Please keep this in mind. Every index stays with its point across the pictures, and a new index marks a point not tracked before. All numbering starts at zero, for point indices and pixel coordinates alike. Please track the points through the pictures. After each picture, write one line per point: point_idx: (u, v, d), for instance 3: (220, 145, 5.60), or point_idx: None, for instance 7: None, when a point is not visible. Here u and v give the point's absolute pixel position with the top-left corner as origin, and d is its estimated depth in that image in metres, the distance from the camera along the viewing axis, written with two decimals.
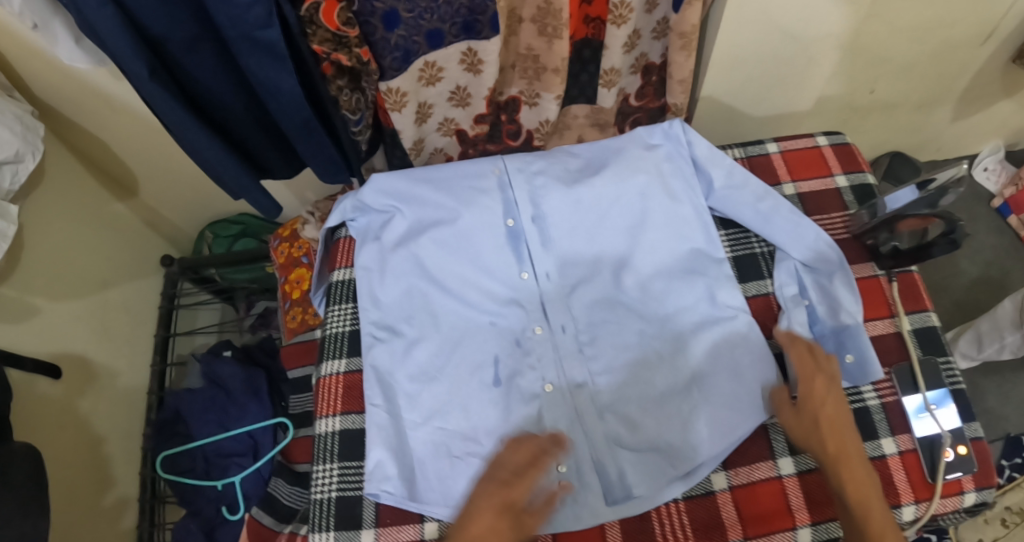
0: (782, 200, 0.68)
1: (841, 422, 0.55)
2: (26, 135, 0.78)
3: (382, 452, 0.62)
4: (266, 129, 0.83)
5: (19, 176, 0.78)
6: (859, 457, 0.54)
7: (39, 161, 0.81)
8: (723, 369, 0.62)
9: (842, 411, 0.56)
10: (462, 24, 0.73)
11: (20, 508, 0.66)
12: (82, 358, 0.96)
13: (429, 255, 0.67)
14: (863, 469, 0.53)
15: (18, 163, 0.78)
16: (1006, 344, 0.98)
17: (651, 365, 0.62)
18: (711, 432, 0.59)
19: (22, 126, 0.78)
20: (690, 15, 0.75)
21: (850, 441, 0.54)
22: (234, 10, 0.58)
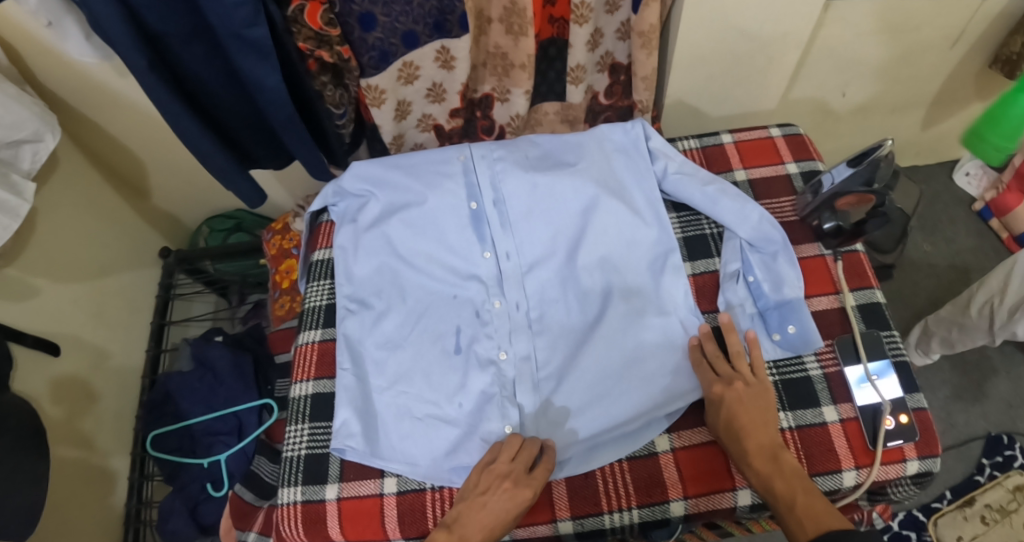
0: (728, 185, 0.74)
1: (756, 396, 0.62)
2: (45, 116, 0.85)
3: (348, 412, 0.70)
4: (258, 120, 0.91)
5: (39, 156, 0.86)
6: (766, 424, 0.61)
7: (57, 140, 0.88)
8: (661, 348, 0.69)
9: (755, 385, 0.63)
10: (433, 24, 0.80)
11: (13, 453, 0.73)
12: (79, 336, 1.03)
13: (398, 235, 0.75)
14: (769, 434, 0.61)
15: (38, 143, 0.85)
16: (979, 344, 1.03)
17: (594, 336, 0.69)
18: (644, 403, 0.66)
19: (40, 109, 0.84)
20: (648, 15, 0.82)
21: (768, 430, 0.61)
22: (224, 10, 0.66)
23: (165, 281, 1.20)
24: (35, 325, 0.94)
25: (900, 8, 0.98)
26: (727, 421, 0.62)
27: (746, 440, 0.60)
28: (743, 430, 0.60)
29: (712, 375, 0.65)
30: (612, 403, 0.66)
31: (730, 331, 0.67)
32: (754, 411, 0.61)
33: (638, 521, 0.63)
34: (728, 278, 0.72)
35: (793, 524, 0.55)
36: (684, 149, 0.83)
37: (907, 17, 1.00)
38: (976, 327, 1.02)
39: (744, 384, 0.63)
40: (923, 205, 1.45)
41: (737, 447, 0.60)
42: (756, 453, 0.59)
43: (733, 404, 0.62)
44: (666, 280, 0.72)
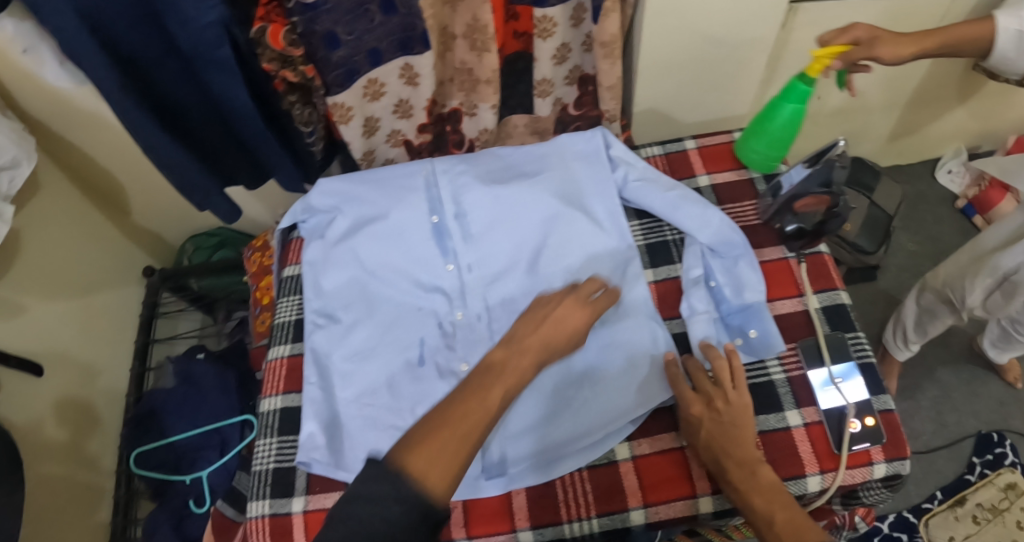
0: (689, 191, 0.74)
1: (733, 411, 0.60)
2: (21, 143, 0.87)
3: (314, 425, 0.71)
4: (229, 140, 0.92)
5: (16, 182, 0.87)
6: (744, 437, 0.59)
7: (34, 166, 0.90)
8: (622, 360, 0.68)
9: (734, 400, 0.60)
10: (398, 41, 0.81)
11: None
12: (64, 355, 1.05)
13: (364, 248, 0.76)
14: (747, 447, 0.58)
15: (15, 169, 0.87)
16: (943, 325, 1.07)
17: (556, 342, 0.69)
18: (611, 409, 0.65)
19: (16, 134, 0.87)
20: (608, 26, 0.83)
21: (745, 444, 0.58)
22: (191, 31, 0.67)
23: (151, 299, 1.20)
24: (21, 346, 0.96)
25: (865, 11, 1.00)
26: (706, 439, 0.60)
27: (726, 460, 0.58)
28: (722, 448, 0.58)
29: (687, 391, 0.62)
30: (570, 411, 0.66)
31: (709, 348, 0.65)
32: (737, 427, 0.59)
33: (599, 530, 0.63)
34: (691, 283, 0.72)
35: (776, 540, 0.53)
36: (648, 156, 0.84)
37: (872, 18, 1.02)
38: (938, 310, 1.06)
39: (724, 399, 0.61)
40: (906, 204, 1.44)
41: (721, 466, 0.58)
42: (737, 471, 0.57)
43: (711, 425, 0.60)
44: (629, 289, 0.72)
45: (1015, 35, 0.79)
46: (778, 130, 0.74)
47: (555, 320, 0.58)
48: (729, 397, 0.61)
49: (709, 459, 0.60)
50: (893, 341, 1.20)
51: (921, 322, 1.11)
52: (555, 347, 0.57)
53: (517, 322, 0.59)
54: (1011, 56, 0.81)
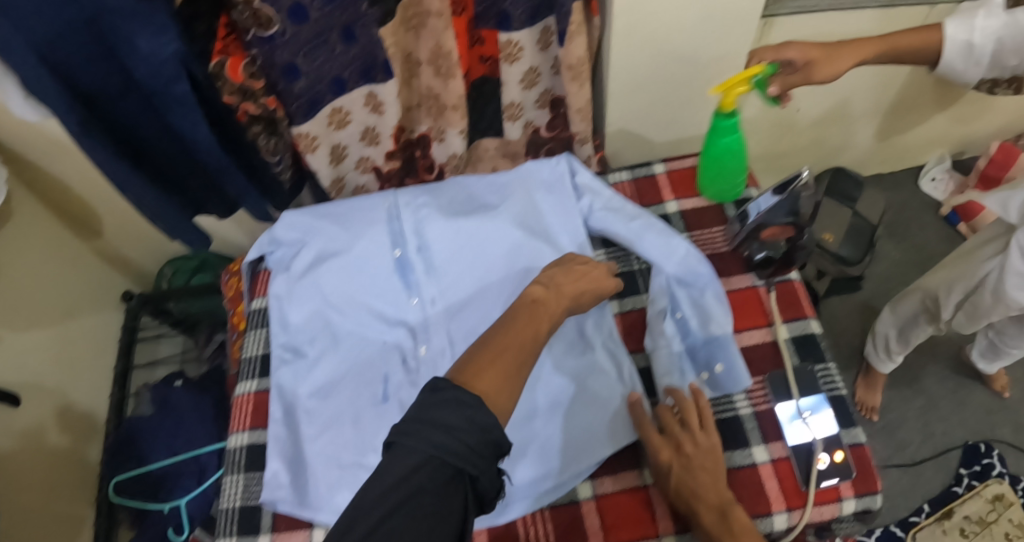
0: (654, 219, 0.74)
1: (699, 455, 0.60)
2: None
3: (278, 463, 0.70)
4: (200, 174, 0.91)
5: None
6: (711, 480, 0.58)
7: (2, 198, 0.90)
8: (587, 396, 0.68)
9: (699, 443, 0.60)
10: (359, 70, 0.80)
11: None
12: (41, 383, 1.04)
13: (328, 282, 0.76)
14: (714, 491, 0.58)
15: None
16: (924, 334, 1.07)
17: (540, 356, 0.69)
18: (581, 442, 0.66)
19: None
20: (575, 49, 0.81)
21: (713, 487, 0.58)
22: (148, 66, 0.66)
23: (131, 323, 1.19)
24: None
25: (831, 27, 1.01)
26: (675, 486, 0.60)
27: (695, 506, 0.58)
28: (691, 495, 0.58)
29: (655, 436, 0.62)
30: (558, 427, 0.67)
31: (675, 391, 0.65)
32: (706, 472, 0.59)
33: None
34: (656, 316, 0.71)
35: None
36: (616, 182, 0.84)
37: (841, 32, 1.02)
38: (917, 319, 1.07)
39: (691, 441, 0.61)
40: (890, 212, 1.43)
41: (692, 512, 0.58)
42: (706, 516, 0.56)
43: (678, 471, 0.59)
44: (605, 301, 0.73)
45: (962, 46, 0.82)
46: (728, 159, 0.73)
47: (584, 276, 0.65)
48: (694, 440, 0.61)
49: (681, 505, 0.59)
50: (875, 354, 1.19)
51: (902, 332, 1.11)
52: (589, 294, 0.64)
53: (555, 273, 0.65)
54: (959, 67, 0.84)
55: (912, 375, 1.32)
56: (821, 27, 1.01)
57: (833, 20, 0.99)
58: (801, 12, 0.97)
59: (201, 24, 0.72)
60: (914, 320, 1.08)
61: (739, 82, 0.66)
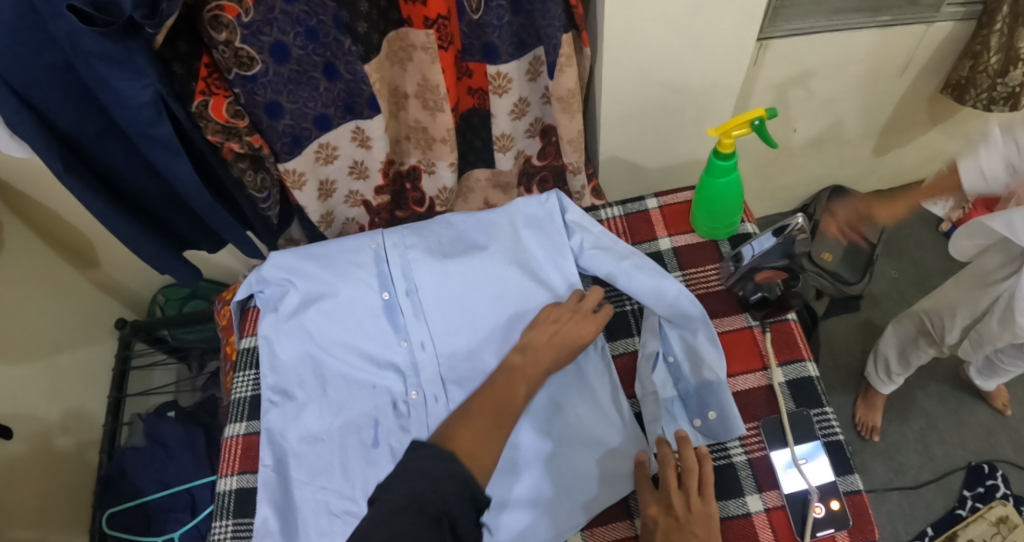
0: (645, 258, 0.72)
1: (694, 519, 0.57)
2: None
3: (269, 509, 0.68)
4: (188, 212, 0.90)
5: None
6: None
7: None
8: (580, 442, 0.67)
9: (697, 508, 0.58)
10: (344, 107, 0.80)
11: None
12: (34, 416, 1.04)
13: (316, 325, 0.75)
14: None
15: None
16: (926, 356, 1.05)
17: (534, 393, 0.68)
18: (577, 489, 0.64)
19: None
20: (565, 80, 0.80)
21: None
22: (127, 112, 0.64)
23: (122, 352, 1.19)
24: None
25: (824, 49, 0.99)
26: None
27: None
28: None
29: (649, 492, 0.61)
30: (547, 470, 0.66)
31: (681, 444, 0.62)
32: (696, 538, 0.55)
33: None
34: (646, 359, 0.71)
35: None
36: (607, 218, 0.82)
37: (835, 53, 1.01)
38: (918, 341, 1.05)
39: (683, 502, 0.58)
40: (890, 229, 1.42)
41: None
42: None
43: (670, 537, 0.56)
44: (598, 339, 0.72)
45: None
46: (726, 199, 0.72)
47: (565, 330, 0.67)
48: (683, 503, 0.58)
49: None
50: (875, 375, 1.17)
51: (903, 353, 1.10)
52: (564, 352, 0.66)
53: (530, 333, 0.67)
54: None
55: (914, 395, 1.30)
56: (813, 49, 0.99)
57: (821, 47, 0.99)
58: (795, 35, 0.95)
59: (179, 65, 0.69)
60: (915, 342, 1.06)
61: (737, 120, 0.67)
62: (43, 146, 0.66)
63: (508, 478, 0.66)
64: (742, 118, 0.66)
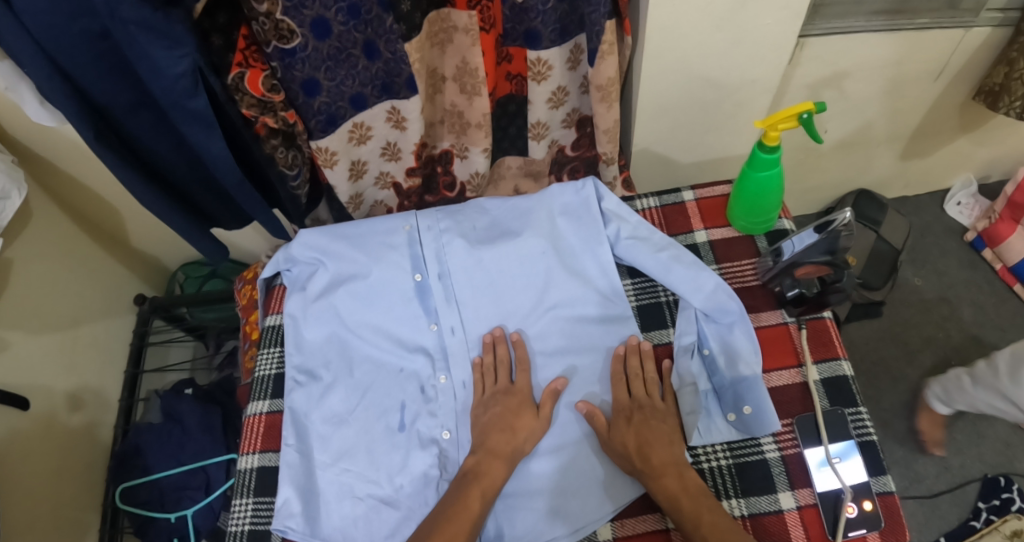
0: (682, 251, 0.71)
1: (655, 416, 0.64)
2: (11, 175, 0.88)
3: (290, 490, 0.68)
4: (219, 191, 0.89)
5: (6, 212, 0.87)
6: (667, 441, 0.62)
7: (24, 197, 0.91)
8: None
9: (655, 406, 0.65)
10: (381, 86, 0.79)
11: None
12: (49, 390, 1.03)
13: (345, 306, 0.74)
14: (670, 453, 0.62)
15: (5, 199, 0.87)
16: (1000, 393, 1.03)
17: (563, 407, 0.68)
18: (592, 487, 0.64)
19: (5, 165, 0.88)
20: (606, 69, 0.79)
21: (669, 448, 0.62)
22: (163, 83, 0.63)
23: (140, 329, 1.19)
24: (6, 381, 0.94)
25: (862, 50, 0.98)
26: (636, 444, 0.62)
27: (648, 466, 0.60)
28: (648, 450, 0.61)
29: (624, 398, 0.66)
30: (563, 462, 0.65)
31: (632, 354, 0.69)
32: (653, 435, 0.63)
33: None
34: (683, 351, 0.70)
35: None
36: (643, 208, 0.81)
37: (871, 56, 1.00)
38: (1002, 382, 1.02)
39: (649, 412, 0.65)
40: (913, 237, 1.40)
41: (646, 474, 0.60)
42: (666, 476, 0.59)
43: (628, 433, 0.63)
44: (560, 413, 0.68)
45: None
46: (767, 195, 0.71)
47: (501, 419, 0.65)
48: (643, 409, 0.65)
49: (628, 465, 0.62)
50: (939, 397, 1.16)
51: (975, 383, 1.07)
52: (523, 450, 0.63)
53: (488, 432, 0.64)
54: None
55: None
56: (849, 49, 0.97)
57: (857, 48, 0.98)
58: (834, 33, 0.94)
59: (217, 36, 0.67)
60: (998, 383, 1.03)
61: (785, 113, 0.66)
62: (79, 112, 0.66)
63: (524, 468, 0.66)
64: (789, 113, 0.65)
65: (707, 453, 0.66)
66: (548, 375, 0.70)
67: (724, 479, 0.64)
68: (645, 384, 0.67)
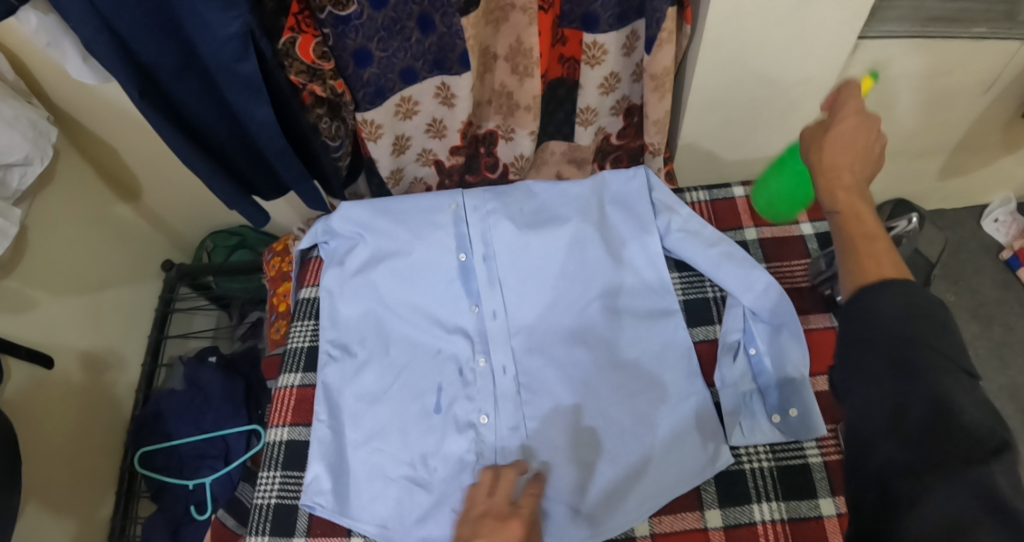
0: (734, 247, 0.69)
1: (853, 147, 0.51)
2: (37, 140, 0.86)
3: (320, 466, 0.67)
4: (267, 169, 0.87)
5: (27, 178, 0.87)
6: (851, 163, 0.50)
7: (47, 164, 0.90)
8: (657, 430, 0.64)
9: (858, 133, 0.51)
10: (433, 61, 0.77)
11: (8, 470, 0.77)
12: (75, 349, 1.03)
13: (385, 283, 0.73)
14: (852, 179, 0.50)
15: (27, 166, 0.86)
16: None
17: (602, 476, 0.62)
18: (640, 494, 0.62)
19: (34, 131, 0.86)
20: (662, 57, 0.76)
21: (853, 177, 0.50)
22: (213, 42, 0.61)
23: (167, 294, 1.19)
24: (30, 338, 0.94)
25: (920, 57, 0.95)
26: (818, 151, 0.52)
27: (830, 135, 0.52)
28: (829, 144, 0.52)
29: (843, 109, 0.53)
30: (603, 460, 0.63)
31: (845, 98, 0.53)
32: (851, 156, 0.51)
33: None
34: (727, 350, 0.68)
35: (862, 265, 0.45)
36: (693, 201, 0.80)
37: (928, 63, 0.97)
38: None
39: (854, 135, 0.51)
40: (949, 253, 1.39)
41: (814, 154, 0.53)
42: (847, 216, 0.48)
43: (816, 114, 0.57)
44: (611, 413, 0.65)
45: None
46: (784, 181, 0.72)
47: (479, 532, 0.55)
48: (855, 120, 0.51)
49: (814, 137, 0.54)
50: None
51: None
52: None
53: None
54: None
55: None
56: (902, 56, 0.95)
57: (915, 55, 0.95)
58: (891, 37, 0.91)
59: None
60: None
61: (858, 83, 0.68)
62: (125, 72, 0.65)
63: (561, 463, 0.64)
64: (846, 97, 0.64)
65: (749, 454, 0.64)
66: (614, 439, 0.64)
67: (764, 482, 0.63)
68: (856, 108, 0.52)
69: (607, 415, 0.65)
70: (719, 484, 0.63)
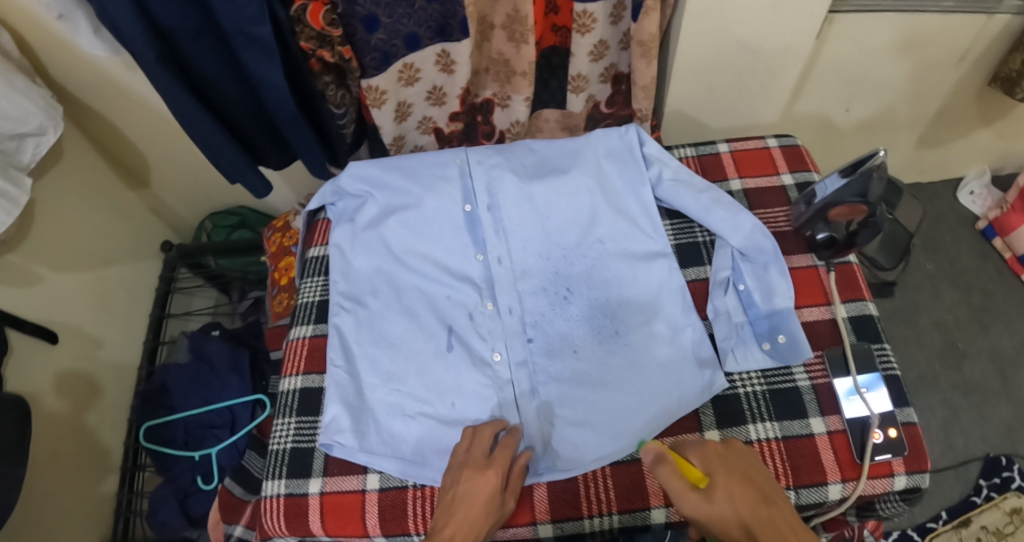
0: (722, 194, 0.74)
1: (752, 491, 0.49)
2: (50, 110, 0.86)
3: (337, 408, 0.69)
4: (272, 135, 0.90)
5: (40, 149, 0.87)
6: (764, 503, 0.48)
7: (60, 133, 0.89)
8: (655, 360, 0.68)
9: (734, 483, 0.50)
10: (436, 28, 0.81)
11: (18, 443, 0.77)
12: (78, 327, 1.04)
13: (395, 236, 0.76)
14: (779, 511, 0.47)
15: (41, 136, 0.86)
16: None
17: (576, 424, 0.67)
18: (642, 419, 0.66)
19: (46, 102, 0.85)
20: (648, 25, 0.81)
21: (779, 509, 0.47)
22: (228, 8, 0.63)
23: (167, 274, 1.22)
24: (35, 314, 0.95)
25: (894, 32, 1.01)
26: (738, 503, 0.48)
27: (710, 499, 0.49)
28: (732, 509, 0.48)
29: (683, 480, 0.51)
30: (607, 391, 0.68)
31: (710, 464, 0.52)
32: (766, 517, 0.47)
33: (618, 526, 0.64)
34: (718, 286, 0.73)
35: None
36: (681, 156, 0.85)
37: (902, 36, 1.02)
38: None
39: (725, 480, 0.50)
40: (928, 224, 1.45)
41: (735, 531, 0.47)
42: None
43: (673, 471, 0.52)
44: (614, 347, 0.69)
45: None
46: None
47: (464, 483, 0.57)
48: (721, 476, 0.50)
49: (687, 508, 0.50)
50: None
51: None
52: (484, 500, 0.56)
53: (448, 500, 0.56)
54: None
55: (954, 386, 1.29)
56: (876, 28, 0.99)
57: (890, 30, 1.00)
58: (863, 11, 0.96)
59: None
60: None
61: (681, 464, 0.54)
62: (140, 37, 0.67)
63: (571, 393, 0.68)
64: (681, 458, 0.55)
65: (743, 379, 0.69)
66: (617, 370, 0.68)
67: (758, 404, 0.67)
68: (720, 455, 0.53)
69: (610, 350, 0.69)
70: (715, 407, 0.68)
